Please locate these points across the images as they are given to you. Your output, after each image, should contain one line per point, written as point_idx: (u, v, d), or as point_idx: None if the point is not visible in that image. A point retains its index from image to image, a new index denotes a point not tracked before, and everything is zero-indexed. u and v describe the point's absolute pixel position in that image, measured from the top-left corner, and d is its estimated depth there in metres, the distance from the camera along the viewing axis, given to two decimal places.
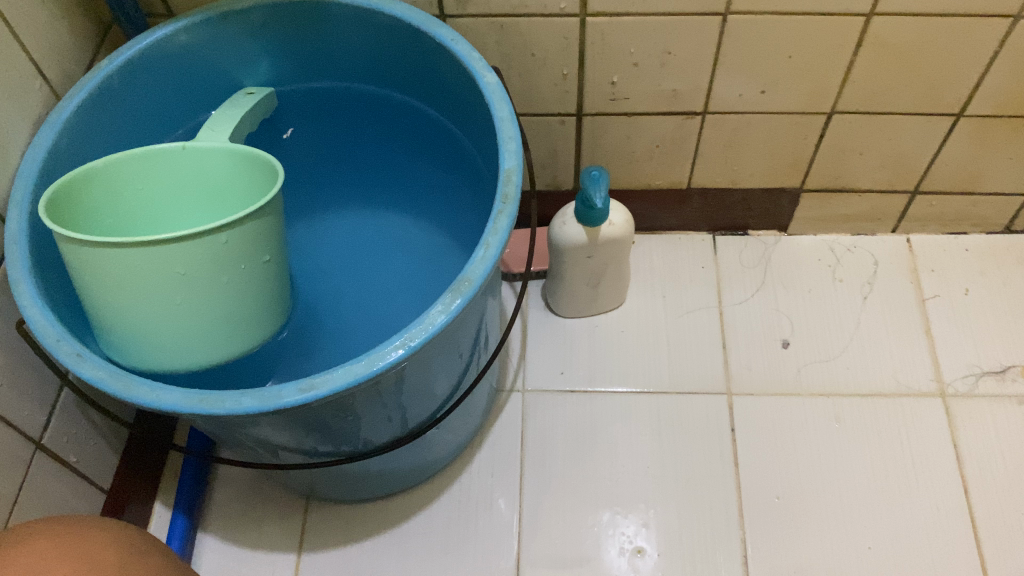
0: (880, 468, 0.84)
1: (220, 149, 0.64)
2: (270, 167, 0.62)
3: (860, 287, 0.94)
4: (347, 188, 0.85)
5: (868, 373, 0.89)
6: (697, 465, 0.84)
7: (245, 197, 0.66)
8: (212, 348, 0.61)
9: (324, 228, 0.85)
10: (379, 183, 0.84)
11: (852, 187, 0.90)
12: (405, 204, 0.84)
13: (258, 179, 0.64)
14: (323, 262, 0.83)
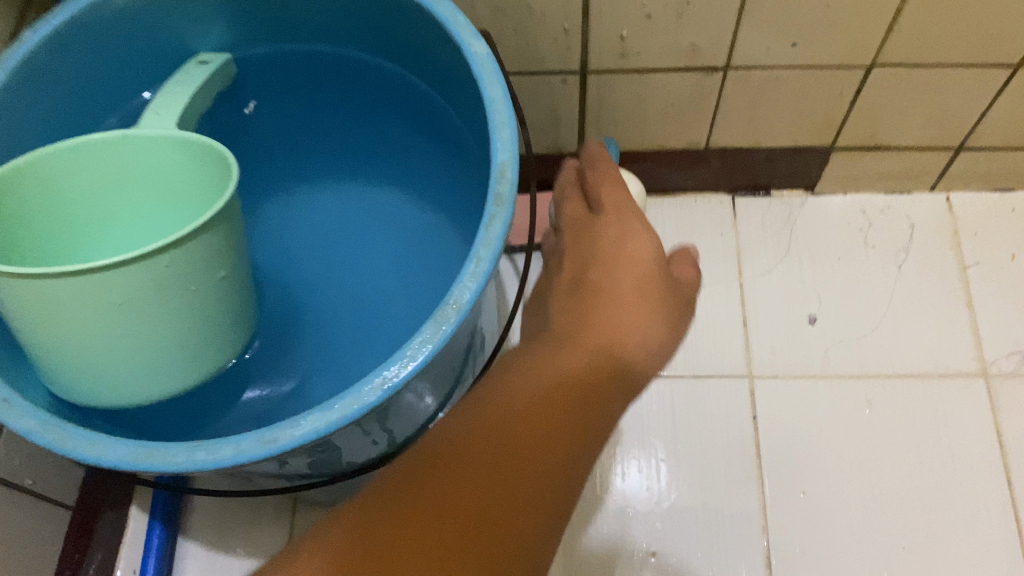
0: (915, 457, 0.77)
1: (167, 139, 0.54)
2: (223, 161, 0.53)
3: (894, 255, 0.85)
4: (321, 164, 0.75)
5: (903, 351, 0.81)
6: (717, 458, 0.78)
7: (198, 195, 0.57)
8: (165, 378, 0.53)
9: (299, 204, 0.75)
10: (356, 158, 0.75)
11: (890, 145, 0.80)
12: (386, 181, 0.75)
13: (212, 175, 0.55)
14: (297, 250, 0.74)
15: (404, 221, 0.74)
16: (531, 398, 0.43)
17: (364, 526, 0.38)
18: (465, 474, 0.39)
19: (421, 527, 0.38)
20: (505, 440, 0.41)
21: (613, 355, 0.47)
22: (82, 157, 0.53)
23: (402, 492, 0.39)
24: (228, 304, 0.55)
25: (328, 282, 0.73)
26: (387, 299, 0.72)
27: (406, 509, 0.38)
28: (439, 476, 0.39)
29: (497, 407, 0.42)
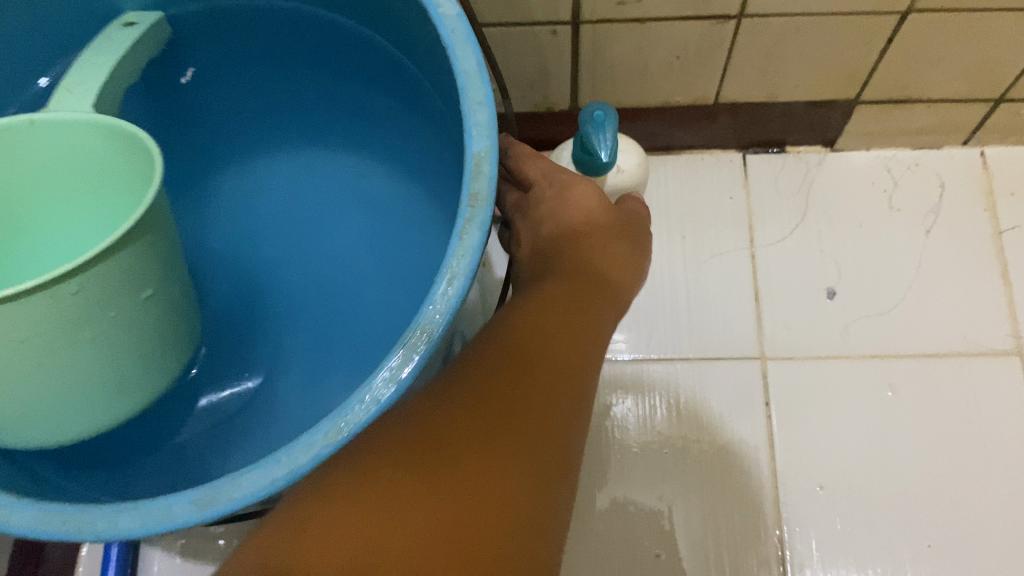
0: (941, 446, 0.70)
1: (79, 123, 0.45)
2: (144, 151, 0.44)
3: (922, 218, 0.77)
4: (279, 134, 0.66)
5: (930, 327, 0.74)
6: (725, 448, 0.71)
7: (124, 190, 0.48)
8: (84, 412, 0.45)
9: (259, 179, 0.67)
10: (319, 126, 0.65)
11: (922, 98, 0.71)
12: (355, 152, 0.65)
13: (136, 169, 0.46)
14: (261, 232, 0.66)
15: (376, 198, 0.65)
16: (530, 317, 0.43)
17: (416, 401, 0.38)
18: (493, 365, 0.40)
19: (469, 389, 0.38)
20: (516, 355, 0.40)
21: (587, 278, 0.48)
22: None
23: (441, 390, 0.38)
24: (161, 320, 0.47)
25: (296, 269, 0.65)
26: (361, 288, 0.64)
27: (452, 389, 0.38)
28: (465, 380, 0.39)
29: (496, 330, 0.42)
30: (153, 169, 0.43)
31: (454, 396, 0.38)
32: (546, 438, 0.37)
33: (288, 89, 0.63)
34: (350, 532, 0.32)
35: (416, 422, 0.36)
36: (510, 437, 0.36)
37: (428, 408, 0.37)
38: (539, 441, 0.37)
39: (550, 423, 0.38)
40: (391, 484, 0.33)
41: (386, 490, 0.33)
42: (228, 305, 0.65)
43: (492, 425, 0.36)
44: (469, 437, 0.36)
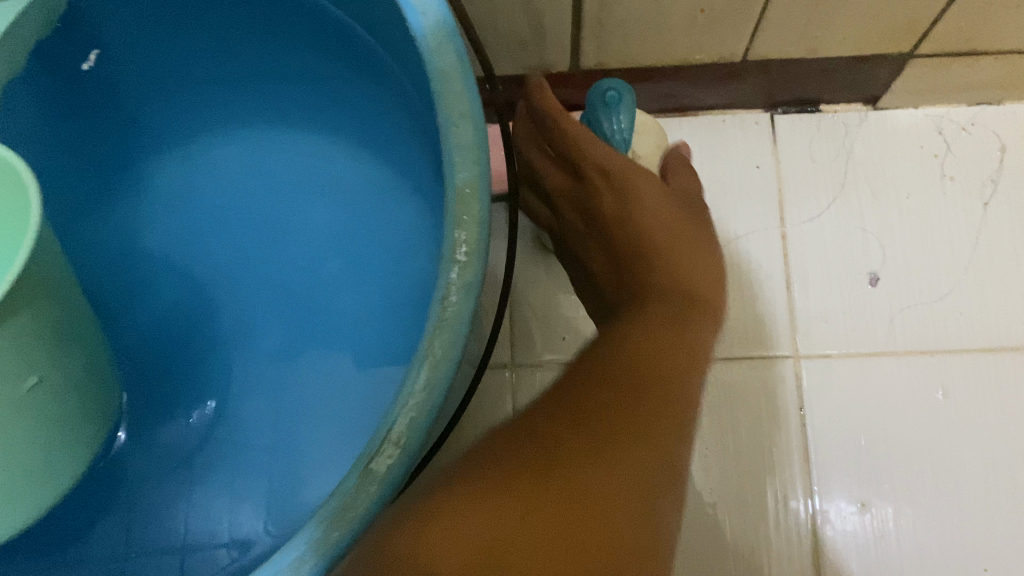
0: (1001, 453, 0.61)
1: None
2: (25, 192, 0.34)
3: (979, 188, 0.66)
4: (220, 109, 0.56)
5: (991, 316, 0.64)
6: (755, 462, 0.62)
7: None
8: None
9: (207, 164, 0.57)
10: (272, 97, 0.55)
11: (990, 50, 0.60)
12: (312, 131, 0.56)
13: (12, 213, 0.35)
14: (202, 231, 0.56)
15: (339, 185, 0.55)
16: (609, 388, 0.35)
17: (496, 463, 0.32)
18: (580, 449, 0.32)
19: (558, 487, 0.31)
20: (606, 446, 0.33)
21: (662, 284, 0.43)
22: None
23: (527, 475, 0.31)
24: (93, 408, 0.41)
25: (247, 271, 0.56)
26: (329, 291, 0.54)
27: (542, 473, 0.31)
28: (554, 467, 0.32)
29: (582, 394, 0.35)
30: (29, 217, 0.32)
31: (545, 486, 0.31)
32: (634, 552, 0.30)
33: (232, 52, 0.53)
34: (450, 495, 0.31)
35: (509, 518, 0.30)
36: (588, 554, 0.29)
37: (516, 497, 0.30)
38: (626, 549, 0.30)
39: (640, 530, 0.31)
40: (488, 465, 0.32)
41: (484, 493, 0.30)
42: (168, 317, 0.55)
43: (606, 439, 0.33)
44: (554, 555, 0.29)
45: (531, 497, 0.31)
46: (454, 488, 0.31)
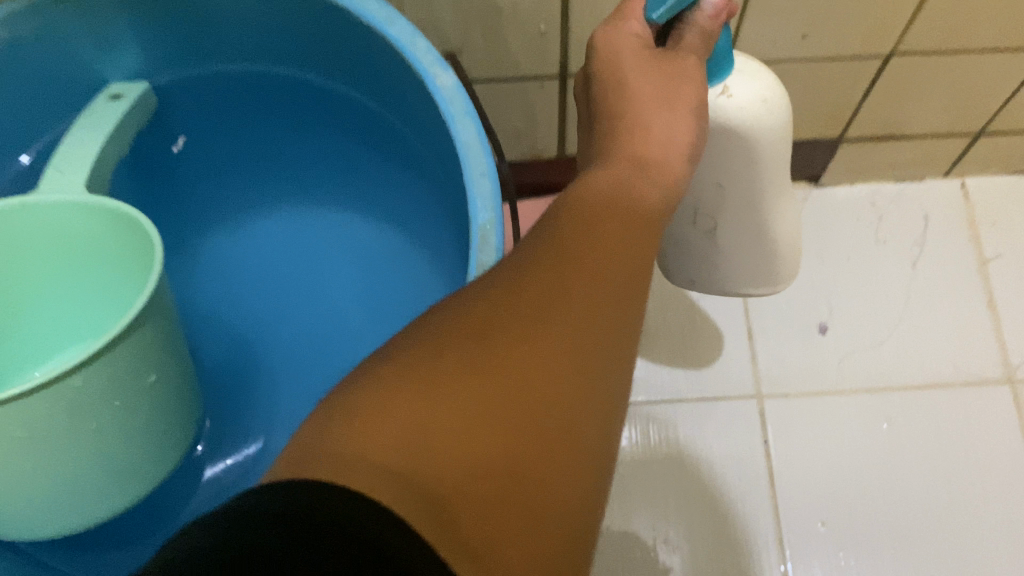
0: (938, 475, 0.71)
1: (77, 206, 0.44)
2: (146, 235, 0.44)
3: (909, 250, 0.78)
4: (252, 191, 0.63)
5: (924, 359, 0.74)
6: (726, 488, 0.71)
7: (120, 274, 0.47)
8: (61, 510, 0.44)
9: (244, 232, 0.63)
10: (292, 168, 0.61)
11: (903, 133, 0.73)
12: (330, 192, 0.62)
13: (130, 258, 0.46)
14: (253, 293, 0.63)
15: (361, 248, 0.62)
16: (551, 320, 0.29)
17: (416, 397, 0.26)
18: (517, 381, 0.27)
19: (478, 469, 0.25)
20: (549, 382, 0.28)
21: (651, 192, 0.34)
22: None
23: (466, 373, 0.27)
24: (184, 443, 0.50)
25: (293, 322, 0.63)
26: (354, 343, 0.61)
27: (472, 411, 0.26)
28: (489, 406, 0.27)
29: (514, 336, 0.28)
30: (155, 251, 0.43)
31: (484, 419, 0.26)
32: (580, 510, 0.27)
33: (267, 146, 0.60)
34: (381, 424, 0.26)
35: (441, 466, 0.25)
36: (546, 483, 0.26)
37: (443, 423, 0.26)
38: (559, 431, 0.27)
39: (593, 441, 0.28)
40: (416, 396, 0.26)
41: (414, 431, 0.26)
42: (224, 367, 0.62)
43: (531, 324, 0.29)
44: (503, 463, 0.26)
45: (471, 426, 0.26)
46: (389, 407, 0.26)
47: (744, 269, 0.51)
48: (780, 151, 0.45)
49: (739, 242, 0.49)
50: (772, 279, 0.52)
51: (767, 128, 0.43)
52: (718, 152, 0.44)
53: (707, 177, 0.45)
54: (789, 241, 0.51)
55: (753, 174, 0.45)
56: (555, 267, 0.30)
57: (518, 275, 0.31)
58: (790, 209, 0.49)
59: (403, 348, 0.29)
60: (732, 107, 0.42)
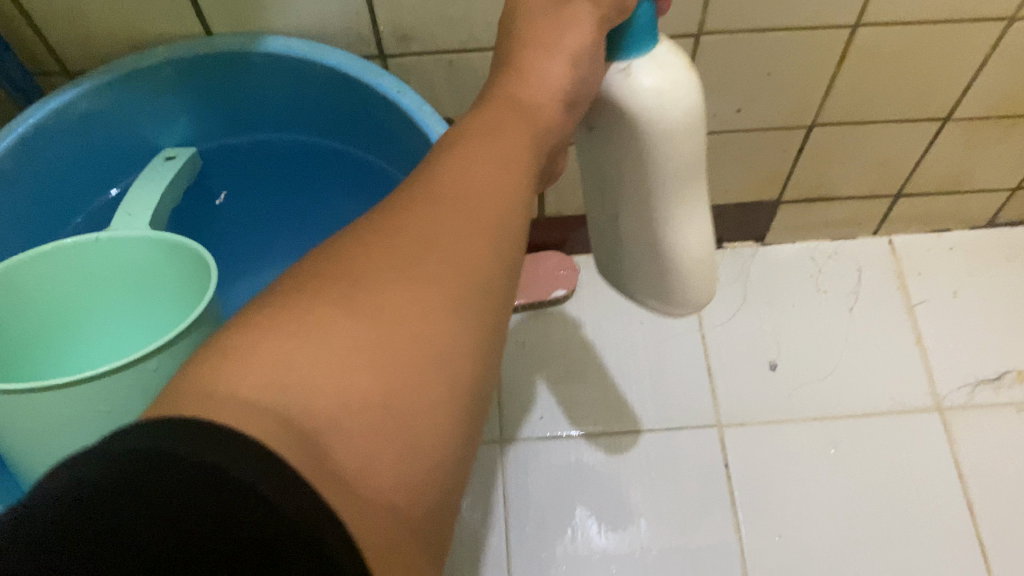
0: (882, 493, 0.79)
1: (140, 241, 0.53)
2: (201, 262, 0.52)
3: (846, 298, 0.89)
4: (241, 218, 0.68)
5: (864, 392, 0.84)
6: (694, 507, 0.79)
7: (174, 305, 0.56)
8: None
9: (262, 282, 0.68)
10: (280, 198, 0.68)
11: (832, 196, 0.85)
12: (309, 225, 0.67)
13: (180, 284, 0.54)
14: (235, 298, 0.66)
15: None
16: (424, 259, 0.30)
17: (293, 338, 0.27)
18: (392, 317, 0.28)
19: (354, 399, 0.26)
20: (428, 319, 0.29)
21: (527, 151, 0.38)
22: (44, 266, 0.52)
23: (339, 311, 0.28)
24: None
25: None
26: None
27: (347, 346, 0.27)
28: (364, 340, 0.27)
29: (390, 276, 0.29)
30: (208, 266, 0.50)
31: (362, 352, 0.27)
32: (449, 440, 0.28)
33: (281, 199, 0.68)
34: (254, 365, 0.26)
35: (315, 392, 0.26)
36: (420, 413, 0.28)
37: (320, 358, 0.26)
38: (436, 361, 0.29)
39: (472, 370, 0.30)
40: (289, 336, 0.27)
41: (286, 368, 0.26)
42: None
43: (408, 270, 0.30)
44: (380, 395, 0.27)
45: (348, 359, 0.27)
46: (263, 348, 0.26)
47: (639, 266, 0.50)
48: (675, 153, 0.43)
49: (631, 232, 0.49)
50: (670, 292, 0.51)
51: (658, 124, 0.42)
52: (608, 128, 0.44)
53: (601, 150, 0.46)
54: (694, 264, 0.49)
55: (640, 166, 0.44)
56: (432, 205, 0.33)
57: (392, 219, 0.32)
58: (693, 225, 0.47)
59: (285, 286, 0.30)
60: (626, 86, 0.41)
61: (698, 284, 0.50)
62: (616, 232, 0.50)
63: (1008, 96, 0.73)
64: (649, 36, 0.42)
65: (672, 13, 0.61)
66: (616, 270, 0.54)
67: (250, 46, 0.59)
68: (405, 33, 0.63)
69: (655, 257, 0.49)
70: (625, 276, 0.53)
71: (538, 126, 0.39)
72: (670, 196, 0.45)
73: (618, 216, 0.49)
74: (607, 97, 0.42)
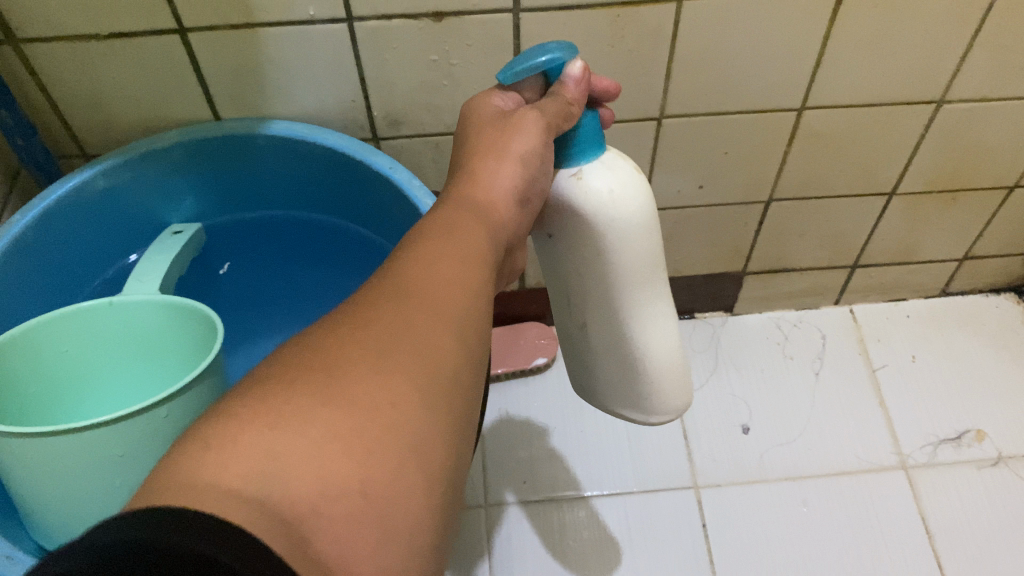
0: (853, 550, 0.82)
1: (149, 303, 0.57)
2: (209, 322, 0.56)
3: (811, 363, 0.95)
4: (237, 298, 0.73)
5: (831, 454, 0.88)
6: (673, 566, 0.81)
7: (181, 364, 0.60)
8: None
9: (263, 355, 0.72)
10: (274, 281, 0.73)
11: (794, 266, 0.93)
12: (301, 303, 0.73)
13: (187, 343, 0.59)
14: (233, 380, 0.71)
15: None
16: (393, 353, 0.34)
17: (275, 432, 0.30)
18: (364, 408, 0.32)
19: (332, 486, 0.29)
20: (398, 408, 0.33)
21: (479, 238, 0.43)
22: (65, 326, 0.56)
23: (315, 405, 0.31)
24: None
25: None
26: None
27: (325, 437, 0.30)
28: (341, 431, 0.31)
29: (360, 368, 0.33)
30: (215, 325, 0.54)
31: (339, 442, 0.30)
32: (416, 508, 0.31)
33: (281, 276, 0.73)
34: (235, 451, 0.29)
35: (294, 478, 0.29)
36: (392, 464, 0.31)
37: (300, 447, 0.30)
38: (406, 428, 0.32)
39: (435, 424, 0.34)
40: (272, 429, 0.30)
41: (268, 456, 0.29)
42: None
43: (379, 355, 0.34)
44: (357, 483, 0.30)
45: (327, 447, 0.30)
46: (245, 439, 0.29)
47: (613, 368, 0.54)
48: (634, 252, 0.48)
49: (604, 333, 0.53)
50: (644, 386, 0.55)
51: (615, 223, 0.47)
52: (572, 236, 0.49)
53: (566, 259, 0.50)
54: (661, 355, 0.53)
55: (604, 270, 0.49)
56: (399, 302, 0.37)
57: (363, 315, 0.36)
58: (659, 318, 0.52)
59: (266, 378, 0.33)
60: (586, 193, 0.47)
61: (669, 373, 0.54)
62: (589, 337, 0.54)
63: (945, 173, 0.80)
64: (594, 147, 0.48)
65: (636, 98, 0.69)
66: (590, 376, 0.57)
67: (256, 128, 0.65)
68: (396, 118, 0.69)
69: (628, 352, 0.53)
70: (600, 384, 0.57)
71: (492, 220, 0.45)
72: (634, 297, 0.50)
73: (590, 321, 0.53)
74: (569, 206, 0.48)
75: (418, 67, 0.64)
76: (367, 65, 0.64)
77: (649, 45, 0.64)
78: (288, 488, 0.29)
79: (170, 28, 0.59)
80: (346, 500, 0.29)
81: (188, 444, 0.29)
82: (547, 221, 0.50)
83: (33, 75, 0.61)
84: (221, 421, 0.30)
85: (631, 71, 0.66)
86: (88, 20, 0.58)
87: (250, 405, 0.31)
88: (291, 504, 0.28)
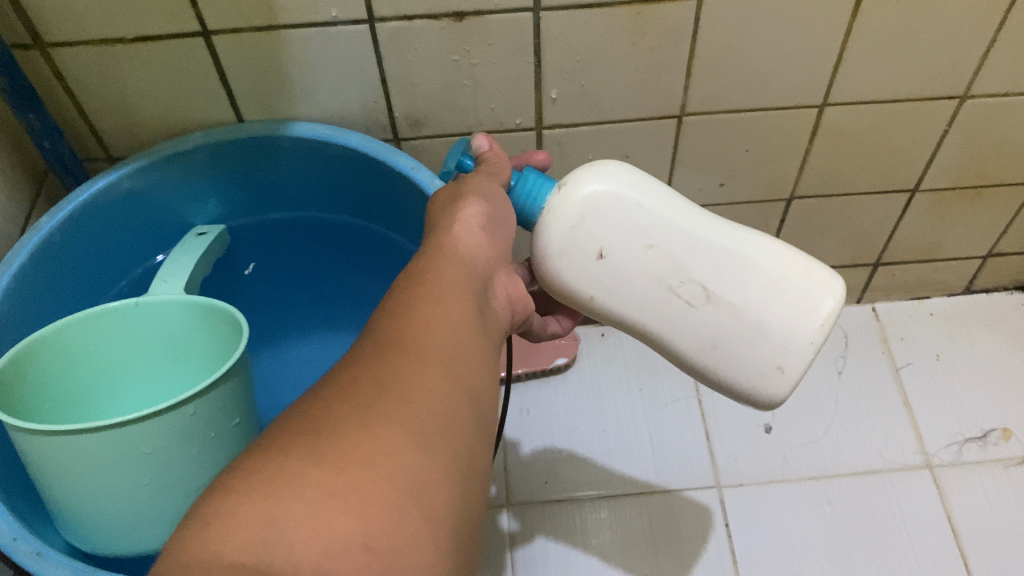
0: (878, 549, 0.81)
1: (174, 303, 0.58)
2: (234, 321, 0.56)
3: (834, 362, 0.94)
4: (261, 300, 0.74)
5: (855, 452, 0.87)
6: (696, 567, 0.81)
7: (206, 364, 0.61)
8: (155, 525, 0.55)
9: (291, 354, 0.74)
10: (299, 284, 0.74)
11: None
12: (326, 307, 0.74)
13: (213, 342, 0.59)
14: (273, 390, 0.72)
15: None
16: (386, 400, 0.36)
17: (274, 498, 0.31)
18: (361, 459, 0.33)
19: (334, 544, 0.30)
20: (396, 457, 0.34)
21: (463, 287, 0.44)
22: (91, 329, 0.57)
23: (309, 466, 0.32)
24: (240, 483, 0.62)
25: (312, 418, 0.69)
26: None
27: (323, 496, 0.31)
28: (336, 487, 0.32)
29: (350, 425, 0.34)
30: (240, 323, 0.55)
31: (336, 498, 0.32)
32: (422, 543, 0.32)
33: (305, 277, 0.74)
34: (234, 525, 0.30)
35: (296, 546, 0.30)
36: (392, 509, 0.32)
37: (296, 510, 0.31)
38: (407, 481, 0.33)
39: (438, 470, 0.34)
40: (267, 497, 0.31)
41: (266, 524, 0.30)
42: None
43: (372, 411, 0.35)
44: (360, 536, 0.31)
45: (325, 505, 0.31)
46: (244, 513, 0.30)
47: (765, 306, 0.50)
48: (648, 196, 0.51)
49: (722, 275, 0.50)
50: (801, 282, 0.50)
51: (608, 181, 0.51)
52: (612, 221, 0.50)
53: (631, 249, 0.50)
54: (766, 249, 0.51)
55: (647, 230, 0.50)
56: (387, 355, 0.38)
57: (352, 371, 0.37)
58: (727, 230, 0.52)
59: (265, 438, 0.34)
60: (579, 185, 0.51)
61: (794, 259, 0.51)
62: (724, 298, 0.50)
63: (969, 170, 0.80)
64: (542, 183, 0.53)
65: (655, 98, 0.69)
66: (774, 344, 0.49)
67: (277, 130, 0.66)
68: (417, 119, 0.70)
69: (749, 270, 0.50)
70: (786, 345, 0.49)
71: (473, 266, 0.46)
72: (689, 229, 0.51)
73: (706, 280, 0.50)
74: (582, 206, 0.51)
75: (440, 68, 0.65)
76: (389, 66, 0.64)
77: (669, 46, 0.64)
78: (289, 553, 0.30)
79: (195, 31, 0.60)
80: (350, 556, 0.30)
81: (192, 519, 0.31)
82: (587, 251, 0.51)
83: (60, 79, 0.62)
84: (220, 493, 0.31)
85: (651, 70, 0.66)
86: (112, 23, 0.58)
87: (243, 474, 0.32)
88: (294, 569, 0.29)
